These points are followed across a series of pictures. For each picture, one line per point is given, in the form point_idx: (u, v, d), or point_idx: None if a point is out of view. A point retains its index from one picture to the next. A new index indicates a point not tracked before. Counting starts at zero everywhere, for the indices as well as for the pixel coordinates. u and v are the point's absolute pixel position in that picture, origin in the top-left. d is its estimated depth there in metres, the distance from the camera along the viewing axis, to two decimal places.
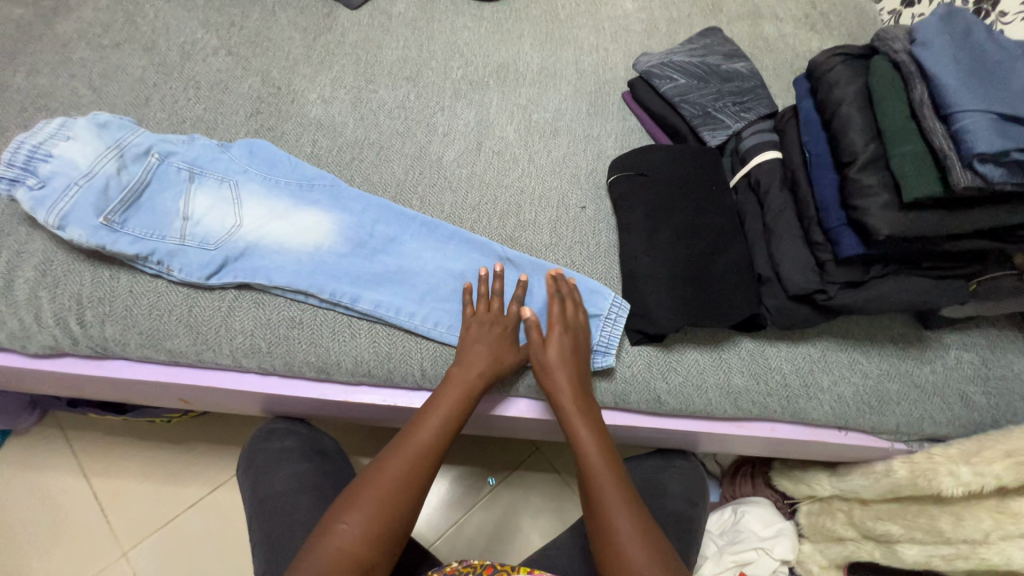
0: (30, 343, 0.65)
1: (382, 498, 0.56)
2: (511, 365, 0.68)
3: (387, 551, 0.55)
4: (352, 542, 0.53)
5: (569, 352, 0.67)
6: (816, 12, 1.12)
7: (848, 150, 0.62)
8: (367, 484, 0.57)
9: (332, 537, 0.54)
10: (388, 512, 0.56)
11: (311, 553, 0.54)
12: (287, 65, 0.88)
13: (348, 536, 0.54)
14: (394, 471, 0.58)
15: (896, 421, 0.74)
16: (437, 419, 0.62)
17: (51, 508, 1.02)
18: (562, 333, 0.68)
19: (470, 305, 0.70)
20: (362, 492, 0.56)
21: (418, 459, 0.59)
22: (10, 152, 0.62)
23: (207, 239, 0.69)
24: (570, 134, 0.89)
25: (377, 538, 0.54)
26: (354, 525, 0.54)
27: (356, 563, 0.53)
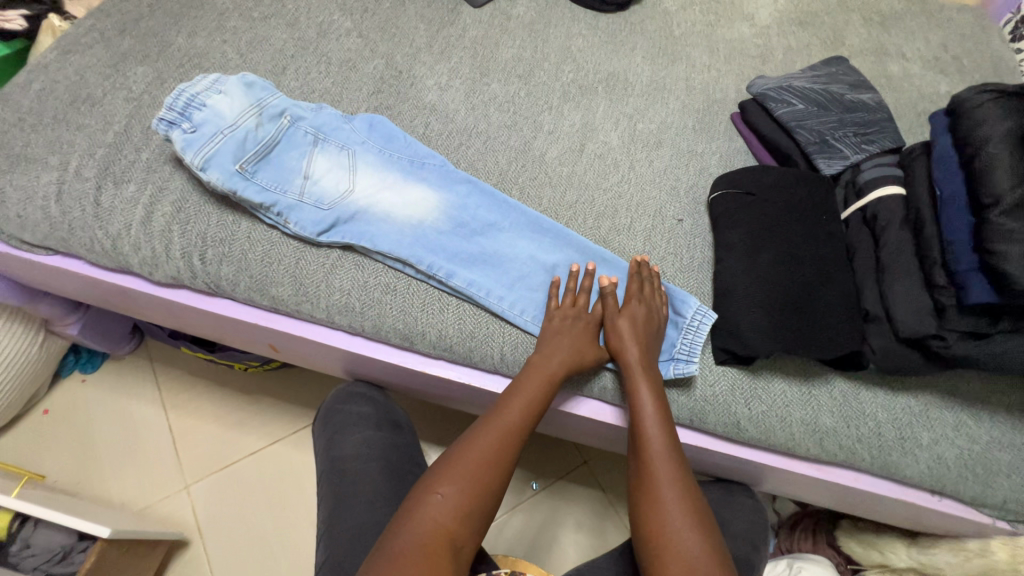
0: (157, 271, 0.71)
1: (472, 473, 0.56)
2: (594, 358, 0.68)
3: (476, 527, 0.55)
4: (446, 515, 0.53)
5: (640, 332, 0.67)
6: (948, 55, 1.06)
7: (990, 191, 0.58)
8: (457, 459, 0.57)
9: (425, 510, 0.54)
10: (477, 488, 0.56)
11: (403, 525, 0.53)
12: (410, 52, 0.93)
13: (440, 509, 0.54)
14: (483, 446, 0.58)
15: (1003, 495, 0.67)
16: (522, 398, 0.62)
17: (131, 432, 1.10)
18: (638, 310, 0.68)
19: (555, 299, 0.71)
20: (453, 466, 0.57)
21: (502, 436, 0.59)
22: (172, 98, 0.69)
23: (322, 199, 0.73)
24: (673, 147, 0.88)
25: (467, 514, 0.54)
26: (447, 497, 0.55)
27: (449, 539, 0.52)
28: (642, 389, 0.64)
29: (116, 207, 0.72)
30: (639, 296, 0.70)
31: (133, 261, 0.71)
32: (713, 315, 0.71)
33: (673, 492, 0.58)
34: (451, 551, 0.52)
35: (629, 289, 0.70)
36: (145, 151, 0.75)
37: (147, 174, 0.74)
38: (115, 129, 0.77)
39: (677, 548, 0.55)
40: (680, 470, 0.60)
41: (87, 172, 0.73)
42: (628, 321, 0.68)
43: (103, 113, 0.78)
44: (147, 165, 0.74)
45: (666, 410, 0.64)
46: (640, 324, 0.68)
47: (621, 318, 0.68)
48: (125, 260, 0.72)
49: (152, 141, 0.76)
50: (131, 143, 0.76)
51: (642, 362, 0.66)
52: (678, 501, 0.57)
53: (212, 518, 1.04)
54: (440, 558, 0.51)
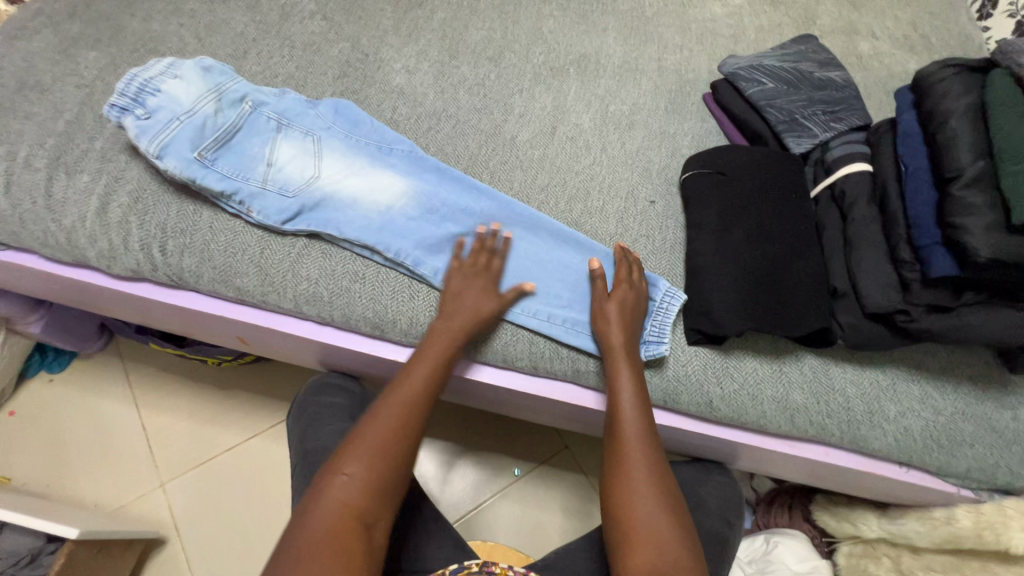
0: (115, 264, 0.69)
1: (382, 447, 0.55)
2: (492, 314, 0.67)
3: (389, 504, 0.53)
4: (354, 493, 0.51)
5: (628, 318, 0.67)
6: (916, 33, 1.07)
7: (952, 165, 0.59)
8: (367, 435, 0.55)
9: (331, 490, 0.51)
10: (388, 462, 0.54)
11: (313, 509, 0.50)
12: (376, 34, 0.91)
13: (349, 488, 0.51)
14: (391, 419, 0.57)
15: (967, 464, 0.69)
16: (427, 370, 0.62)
17: (102, 431, 1.08)
18: (627, 296, 0.68)
19: (458, 258, 0.70)
20: (361, 440, 0.55)
21: (409, 407, 0.58)
22: (124, 83, 0.66)
23: (286, 186, 0.71)
24: (646, 128, 0.87)
25: (380, 490, 0.53)
26: (354, 474, 0.52)
27: (359, 515, 0.50)
28: (622, 373, 0.65)
29: (69, 198, 0.69)
30: (627, 282, 0.69)
31: (90, 255, 0.69)
32: (682, 295, 0.71)
33: (646, 475, 0.59)
34: (364, 530, 0.50)
35: (619, 273, 0.70)
36: (99, 140, 0.72)
37: (101, 164, 0.71)
38: (67, 117, 0.74)
39: (645, 530, 0.55)
40: (654, 455, 0.61)
41: (37, 162, 0.70)
42: (617, 306, 0.67)
43: (53, 100, 0.75)
44: (101, 154, 0.71)
45: (644, 395, 0.65)
46: (628, 310, 0.68)
47: (610, 302, 0.68)
48: (81, 253, 0.69)
49: (106, 129, 0.73)
50: (84, 131, 0.73)
51: (625, 347, 0.66)
52: (651, 484, 0.58)
53: (189, 516, 1.02)
54: (355, 536, 0.49)
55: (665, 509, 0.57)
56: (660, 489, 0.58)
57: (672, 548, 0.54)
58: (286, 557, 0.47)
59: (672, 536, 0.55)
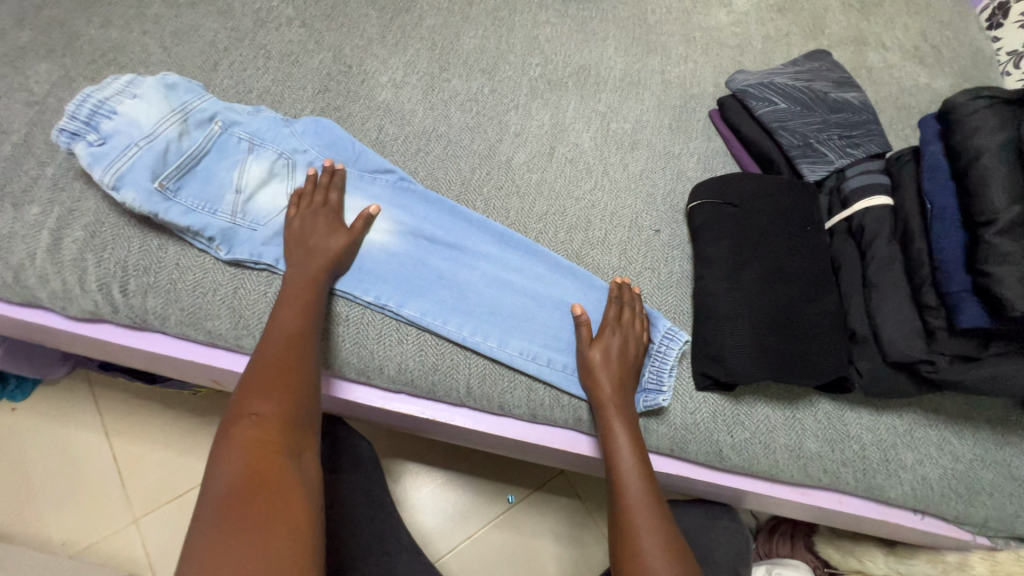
0: (71, 306, 0.62)
1: (287, 382, 0.51)
2: (344, 248, 0.63)
3: (303, 426, 0.50)
4: (263, 421, 0.47)
5: (617, 368, 0.62)
6: (928, 44, 1.02)
7: (985, 208, 0.54)
8: (262, 379, 0.50)
9: (236, 430, 0.46)
10: (290, 394, 0.51)
11: (219, 451, 0.45)
12: (360, 43, 0.84)
13: (257, 421, 0.47)
14: (271, 364, 0.52)
15: (985, 514, 0.66)
16: (296, 313, 0.57)
17: (70, 463, 1.01)
18: (613, 343, 0.63)
19: (295, 203, 0.66)
20: (260, 381, 0.51)
21: (290, 348, 0.54)
22: (75, 105, 0.59)
23: (259, 218, 0.65)
24: (650, 149, 0.82)
25: (292, 419, 0.49)
26: (262, 410, 0.48)
27: (274, 446, 0.46)
28: (618, 434, 0.60)
29: (16, 233, 0.62)
30: (614, 325, 0.64)
31: (42, 296, 0.62)
32: (685, 334, 0.67)
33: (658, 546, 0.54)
34: (285, 455, 0.46)
35: (606, 317, 0.65)
36: (50, 165, 0.65)
37: (52, 193, 0.64)
38: (14, 140, 0.66)
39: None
40: (660, 520, 0.56)
41: None
42: (602, 353, 0.63)
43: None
44: (52, 182, 0.64)
45: (643, 454, 0.59)
46: (619, 359, 0.63)
47: (596, 352, 0.63)
48: (32, 294, 0.62)
49: (58, 153, 0.66)
50: (33, 156, 0.66)
51: (614, 397, 0.61)
52: (665, 557, 0.53)
53: (165, 554, 0.97)
54: (271, 462, 0.44)
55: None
56: (676, 561, 0.53)
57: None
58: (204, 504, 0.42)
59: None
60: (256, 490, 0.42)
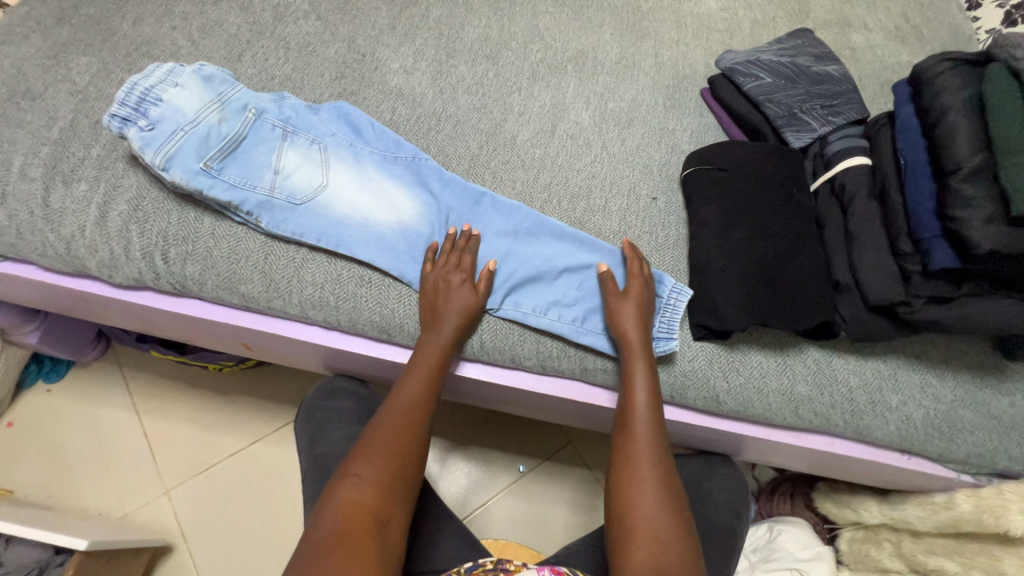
0: (117, 274, 0.68)
1: (393, 451, 0.58)
2: (475, 307, 0.68)
3: (399, 499, 0.55)
4: (364, 488, 0.54)
5: (643, 316, 0.68)
6: (909, 24, 1.08)
7: (951, 159, 0.60)
8: (370, 445, 0.58)
9: (340, 489, 0.54)
10: (392, 465, 0.57)
11: (328, 503, 0.53)
12: (372, 34, 0.90)
13: (358, 485, 0.54)
14: (385, 436, 0.59)
15: (967, 451, 0.70)
16: (422, 376, 0.64)
17: (104, 440, 1.07)
18: (641, 296, 0.68)
19: (431, 259, 0.70)
20: (369, 445, 0.58)
21: (400, 418, 0.61)
22: (125, 92, 0.65)
23: (294, 195, 0.71)
24: (645, 125, 0.88)
25: (389, 488, 0.55)
26: (364, 476, 0.55)
27: (373, 512, 0.52)
28: (637, 374, 0.65)
29: (67, 208, 0.68)
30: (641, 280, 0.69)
31: (91, 265, 0.68)
32: (688, 291, 0.72)
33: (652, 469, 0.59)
34: (376, 524, 0.52)
35: (632, 271, 0.70)
36: (95, 147, 0.71)
37: (98, 172, 0.70)
38: (61, 125, 0.72)
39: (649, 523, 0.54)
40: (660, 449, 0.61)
41: (33, 171, 0.69)
42: (632, 305, 0.68)
43: (45, 108, 0.74)
44: (98, 161, 0.70)
45: (655, 393, 0.65)
46: (644, 308, 0.68)
47: (626, 303, 0.68)
48: (81, 264, 0.68)
49: (102, 137, 0.72)
50: (80, 139, 0.72)
51: (640, 342, 0.66)
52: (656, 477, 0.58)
53: (195, 522, 1.02)
54: (365, 529, 0.51)
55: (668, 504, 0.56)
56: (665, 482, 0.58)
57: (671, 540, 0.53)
58: (305, 545, 0.49)
59: (670, 529, 0.54)
60: (343, 540, 0.49)
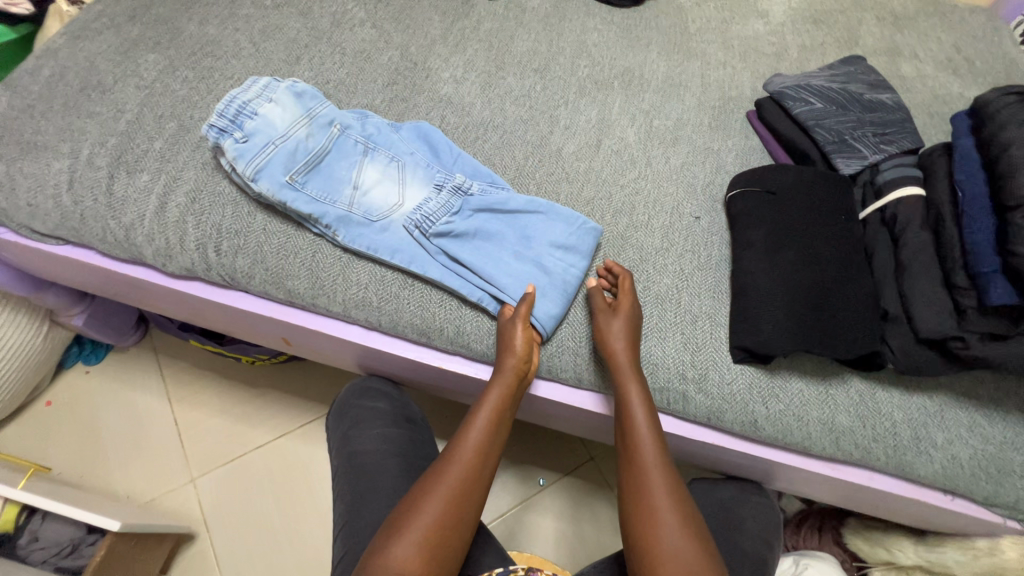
0: (170, 263, 0.70)
1: (449, 505, 0.56)
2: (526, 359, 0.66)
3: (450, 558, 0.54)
4: (409, 552, 0.52)
5: (630, 327, 0.67)
6: (961, 56, 1.06)
7: (1014, 193, 0.58)
8: (420, 503, 0.56)
9: (390, 551, 0.53)
10: (445, 529, 0.55)
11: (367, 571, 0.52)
12: (424, 43, 0.92)
13: (404, 547, 0.53)
14: (429, 497, 0.56)
15: (1015, 496, 0.68)
16: (483, 420, 0.62)
17: (137, 424, 1.09)
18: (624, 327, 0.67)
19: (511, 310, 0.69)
20: (425, 499, 0.56)
21: (457, 477, 0.58)
22: (224, 105, 0.69)
23: (371, 212, 0.73)
24: (690, 144, 0.88)
25: (437, 552, 0.54)
26: (404, 550, 0.53)
27: None
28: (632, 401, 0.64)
29: (128, 196, 0.71)
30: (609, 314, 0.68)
31: (146, 253, 0.70)
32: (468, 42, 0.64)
33: (656, 495, 0.59)
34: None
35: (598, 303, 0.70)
36: (158, 140, 0.74)
37: (160, 164, 0.73)
38: (127, 117, 0.75)
39: (663, 549, 0.55)
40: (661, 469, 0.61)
41: (99, 160, 0.72)
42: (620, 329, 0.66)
43: (114, 100, 0.77)
44: (160, 154, 0.73)
45: (654, 426, 0.63)
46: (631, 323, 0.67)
47: (614, 337, 0.66)
48: (137, 251, 0.70)
49: (165, 131, 0.75)
50: (144, 131, 0.75)
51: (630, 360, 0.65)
52: (666, 505, 0.58)
53: (219, 512, 1.03)
54: None
55: (686, 528, 0.57)
56: (678, 504, 0.58)
57: (690, 566, 0.54)
58: None
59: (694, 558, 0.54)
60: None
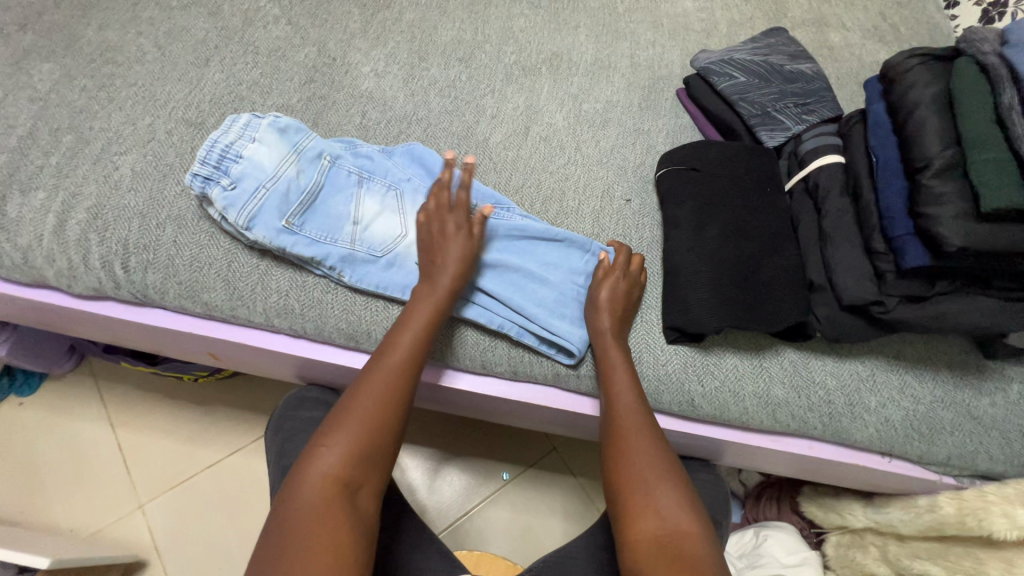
0: (76, 284, 0.67)
1: (375, 415, 0.56)
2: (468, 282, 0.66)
3: (378, 468, 0.56)
4: (343, 445, 0.54)
5: (618, 309, 0.68)
6: (886, 23, 1.07)
7: (921, 155, 0.59)
8: (347, 415, 0.56)
9: (312, 464, 0.53)
10: (376, 429, 0.56)
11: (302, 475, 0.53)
12: (343, 38, 0.89)
13: (339, 447, 0.54)
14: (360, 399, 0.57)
15: (947, 452, 0.69)
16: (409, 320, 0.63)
17: (78, 453, 1.05)
18: (604, 293, 0.68)
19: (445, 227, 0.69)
20: (347, 408, 0.57)
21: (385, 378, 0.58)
22: (206, 151, 0.64)
23: (375, 246, 0.69)
24: (620, 126, 0.87)
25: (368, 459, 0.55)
26: (337, 445, 0.54)
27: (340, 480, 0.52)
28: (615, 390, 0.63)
29: (24, 217, 0.67)
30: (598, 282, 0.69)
31: (49, 275, 0.66)
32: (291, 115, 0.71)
33: (650, 476, 0.58)
34: (345, 496, 0.52)
35: (605, 272, 0.70)
36: (54, 155, 0.70)
37: (58, 180, 0.69)
38: (20, 132, 0.71)
39: (661, 527, 0.54)
40: (657, 452, 0.60)
41: None
42: (608, 316, 0.67)
43: (4, 115, 0.72)
44: (57, 170, 0.69)
45: (644, 410, 0.63)
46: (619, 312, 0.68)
47: (602, 314, 0.67)
48: (39, 274, 0.67)
49: (63, 145, 0.71)
50: (38, 146, 0.71)
51: (612, 326, 0.67)
52: (664, 482, 0.57)
53: (170, 536, 1.00)
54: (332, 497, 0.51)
55: (684, 506, 0.56)
56: (675, 484, 0.57)
57: (695, 543, 0.53)
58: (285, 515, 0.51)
59: (681, 513, 0.55)
60: (303, 518, 0.49)
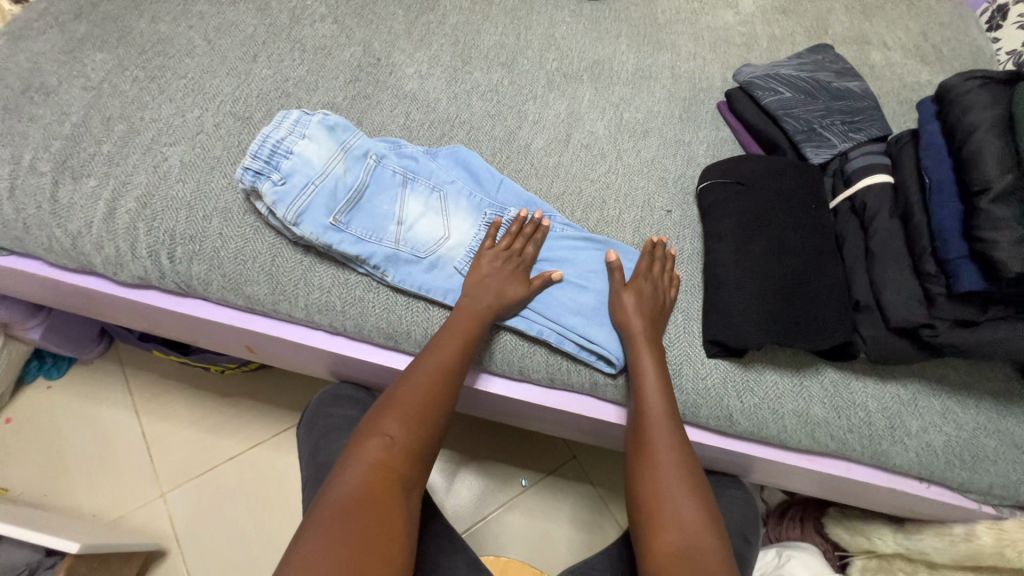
0: (122, 271, 0.67)
1: (422, 411, 0.57)
2: (519, 298, 0.66)
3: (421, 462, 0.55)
4: (392, 439, 0.54)
5: (649, 312, 0.67)
6: (928, 43, 1.06)
7: (979, 178, 0.58)
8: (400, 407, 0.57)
9: (365, 450, 0.53)
10: (428, 421, 0.57)
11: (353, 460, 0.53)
12: (388, 38, 0.89)
13: (389, 441, 0.54)
14: (412, 392, 0.58)
15: (989, 481, 0.68)
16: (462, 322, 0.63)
17: (103, 438, 1.06)
18: (643, 290, 0.68)
19: (492, 238, 0.70)
20: (399, 400, 0.57)
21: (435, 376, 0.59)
22: (258, 145, 0.65)
23: (419, 247, 0.69)
24: (660, 137, 0.86)
25: (416, 456, 0.55)
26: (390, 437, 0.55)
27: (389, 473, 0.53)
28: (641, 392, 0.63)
29: (75, 203, 0.68)
30: (647, 274, 0.70)
31: (96, 262, 0.67)
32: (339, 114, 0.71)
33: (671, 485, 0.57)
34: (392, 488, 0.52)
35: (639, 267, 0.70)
36: (106, 143, 0.71)
37: (108, 168, 0.70)
38: (73, 120, 0.72)
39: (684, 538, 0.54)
40: (685, 463, 0.59)
41: (42, 165, 0.69)
42: (634, 297, 0.68)
43: (58, 102, 0.74)
44: (108, 158, 0.70)
45: (671, 415, 0.62)
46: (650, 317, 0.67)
47: (635, 319, 0.66)
48: (87, 260, 0.67)
49: (114, 133, 0.72)
50: (91, 134, 0.72)
51: (645, 331, 0.66)
52: (686, 495, 0.56)
53: (190, 526, 1.00)
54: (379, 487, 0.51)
55: (707, 522, 0.55)
56: (697, 499, 0.56)
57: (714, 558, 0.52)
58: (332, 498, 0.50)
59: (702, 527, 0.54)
60: (353, 504, 0.49)
